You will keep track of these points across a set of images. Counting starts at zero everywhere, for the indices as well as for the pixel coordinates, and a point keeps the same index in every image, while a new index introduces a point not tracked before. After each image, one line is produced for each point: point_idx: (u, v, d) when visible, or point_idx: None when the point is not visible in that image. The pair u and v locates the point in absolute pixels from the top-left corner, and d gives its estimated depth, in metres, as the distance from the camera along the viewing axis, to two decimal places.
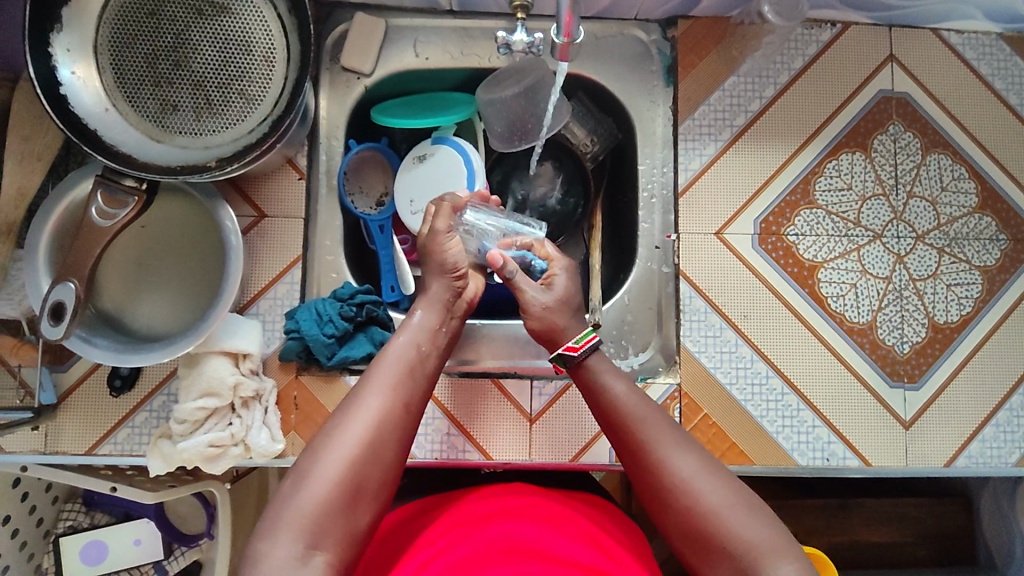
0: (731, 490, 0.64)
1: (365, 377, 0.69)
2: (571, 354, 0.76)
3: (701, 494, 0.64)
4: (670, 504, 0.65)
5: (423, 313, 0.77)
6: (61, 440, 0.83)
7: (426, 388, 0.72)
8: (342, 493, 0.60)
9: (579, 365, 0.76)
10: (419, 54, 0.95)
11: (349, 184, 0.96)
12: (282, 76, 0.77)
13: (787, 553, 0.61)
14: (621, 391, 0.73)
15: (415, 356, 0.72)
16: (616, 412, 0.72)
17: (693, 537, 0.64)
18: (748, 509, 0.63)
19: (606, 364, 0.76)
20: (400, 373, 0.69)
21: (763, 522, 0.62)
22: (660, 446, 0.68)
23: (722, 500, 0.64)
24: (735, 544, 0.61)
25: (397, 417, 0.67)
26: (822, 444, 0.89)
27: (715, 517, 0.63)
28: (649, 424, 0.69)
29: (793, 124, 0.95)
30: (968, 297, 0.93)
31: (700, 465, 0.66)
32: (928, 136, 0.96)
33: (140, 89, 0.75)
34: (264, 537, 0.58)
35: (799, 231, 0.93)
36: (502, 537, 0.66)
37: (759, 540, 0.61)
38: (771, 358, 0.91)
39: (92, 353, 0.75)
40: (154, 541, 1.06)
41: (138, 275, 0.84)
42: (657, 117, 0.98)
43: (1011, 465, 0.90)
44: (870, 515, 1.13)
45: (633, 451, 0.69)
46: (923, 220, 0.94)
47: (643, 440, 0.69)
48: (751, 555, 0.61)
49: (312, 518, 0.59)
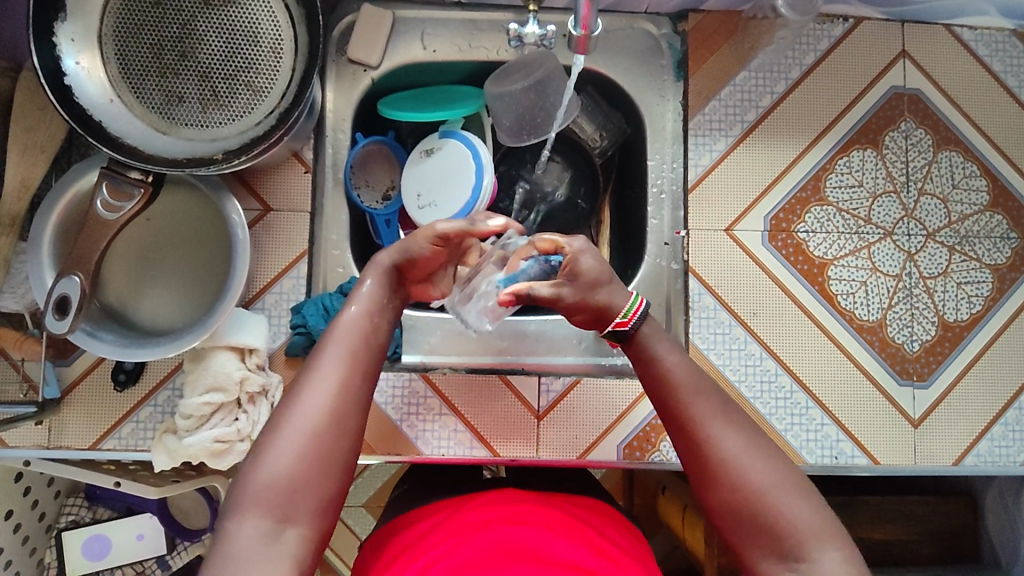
0: (779, 470, 0.61)
1: (319, 348, 0.64)
2: (622, 329, 0.69)
3: (748, 471, 0.60)
4: (715, 481, 0.61)
5: (375, 280, 0.71)
6: (64, 435, 0.83)
7: (380, 359, 0.67)
8: (306, 468, 0.57)
9: (635, 335, 0.69)
10: (426, 46, 0.94)
11: (355, 178, 0.96)
12: (290, 68, 0.76)
13: (834, 536, 0.58)
14: (667, 359, 0.68)
15: (369, 327, 0.67)
16: (661, 381, 0.67)
17: (736, 517, 0.60)
18: (796, 490, 0.60)
19: (657, 334, 0.70)
20: (352, 342, 0.64)
21: (811, 506, 0.59)
22: (707, 422, 0.64)
23: (771, 480, 0.60)
24: (781, 525, 0.58)
25: (356, 386, 0.62)
26: (830, 442, 0.89)
27: (761, 497, 0.59)
28: (696, 397, 0.65)
29: (804, 120, 0.94)
30: (977, 296, 0.93)
31: (748, 441, 0.62)
32: (940, 133, 0.95)
33: (145, 80, 0.74)
34: (232, 516, 0.55)
35: (809, 228, 0.92)
36: (501, 543, 0.66)
37: (806, 522, 0.58)
38: (780, 356, 0.90)
39: (95, 347, 0.74)
40: (157, 536, 1.05)
41: (143, 268, 0.83)
42: (667, 112, 0.97)
43: (1019, 464, 0.90)
44: (874, 513, 1.13)
45: (679, 423, 0.65)
46: (934, 218, 0.93)
47: (690, 412, 0.64)
48: (796, 537, 0.58)
49: (281, 494, 0.56)
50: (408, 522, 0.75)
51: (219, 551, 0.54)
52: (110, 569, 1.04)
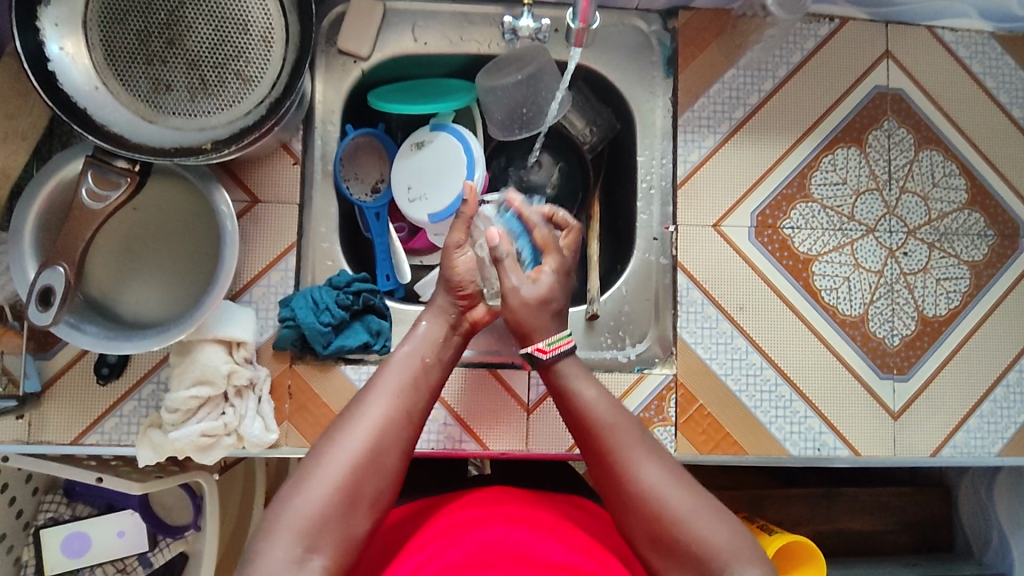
0: (698, 497, 0.64)
1: (368, 386, 0.67)
2: (540, 355, 0.75)
3: (668, 499, 0.63)
4: (634, 512, 0.64)
5: (429, 321, 0.76)
6: (45, 430, 0.81)
7: (430, 401, 0.70)
8: (340, 498, 0.59)
9: (549, 369, 0.75)
10: (417, 38, 0.93)
11: (345, 170, 0.95)
12: (280, 57, 0.75)
13: (751, 556, 0.61)
14: (587, 397, 0.71)
15: (420, 366, 0.70)
16: (582, 418, 0.71)
17: (658, 544, 0.63)
18: (714, 515, 0.63)
19: (577, 370, 0.75)
20: (404, 382, 0.68)
21: (728, 529, 0.62)
22: (627, 454, 0.67)
23: (690, 507, 0.63)
24: (701, 551, 0.61)
25: (400, 425, 0.65)
26: (813, 434, 0.91)
27: (683, 526, 0.62)
28: (617, 434, 0.68)
29: (790, 117, 0.96)
30: (956, 291, 0.95)
31: (667, 473, 0.65)
32: (921, 132, 0.97)
33: (131, 67, 0.72)
34: (263, 537, 0.57)
35: (794, 224, 0.94)
36: (489, 542, 0.66)
37: (723, 546, 0.61)
38: (766, 350, 0.91)
39: (79, 340, 0.72)
40: (138, 533, 1.03)
41: (128, 259, 0.82)
42: (657, 108, 0.97)
43: (994, 455, 0.93)
44: (854, 504, 1.16)
45: (599, 456, 0.68)
46: (914, 215, 0.96)
47: (609, 447, 0.68)
48: (717, 559, 0.60)
49: (312, 519, 0.57)
50: (396, 526, 0.75)
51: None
52: (89, 567, 1.02)
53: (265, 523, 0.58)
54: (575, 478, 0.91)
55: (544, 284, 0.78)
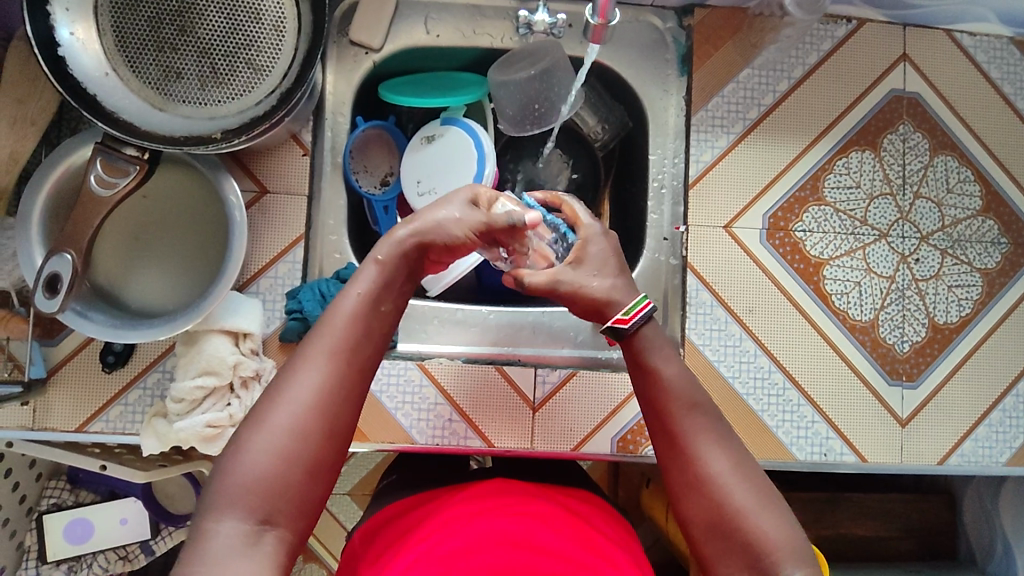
0: (759, 489, 0.60)
1: (314, 335, 0.60)
2: (622, 326, 0.68)
3: (730, 489, 0.60)
4: (692, 498, 0.61)
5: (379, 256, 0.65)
6: (50, 417, 0.81)
7: (378, 349, 0.63)
8: (289, 468, 0.54)
9: (634, 335, 0.69)
10: (430, 30, 0.92)
11: (354, 163, 0.95)
12: (292, 47, 0.74)
13: (804, 556, 0.57)
14: (666, 373, 0.67)
15: (374, 316, 0.62)
16: (654, 392, 0.67)
17: (715, 534, 0.59)
18: (771, 510, 0.59)
19: (657, 337, 0.69)
20: (351, 334, 0.60)
21: (784, 524, 0.58)
22: (695, 439, 0.63)
23: (751, 500, 0.59)
24: (757, 546, 0.57)
25: (345, 381, 0.59)
26: (820, 439, 0.90)
27: (742, 517, 0.58)
28: (687, 415, 0.64)
29: (804, 119, 0.95)
30: (967, 299, 0.94)
31: (733, 462, 0.62)
32: (937, 137, 0.96)
33: (142, 54, 0.72)
34: (209, 510, 0.53)
35: (807, 227, 0.93)
36: (488, 535, 0.65)
37: (777, 541, 0.57)
38: (774, 354, 0.91)
39: (85, 327, 0.72)
40: (141, 520, 1.03)
41: (135, 248, 0.81)
42: (670, 107, 0.96)
43: (1001, 464, 0.92)
44: (858, 509, 1.15)
45: (666, 435, 0.65)
46: (928, 221, 0.95)
47: (678, 426, 0.64)
48: (771, 556, 0.56)
49: (260, 492, 0.53)
50: (396, 517, 0.75)
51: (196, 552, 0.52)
52: (92, 553, 1.01)
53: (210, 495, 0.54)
54: (579, 478, 0.90)
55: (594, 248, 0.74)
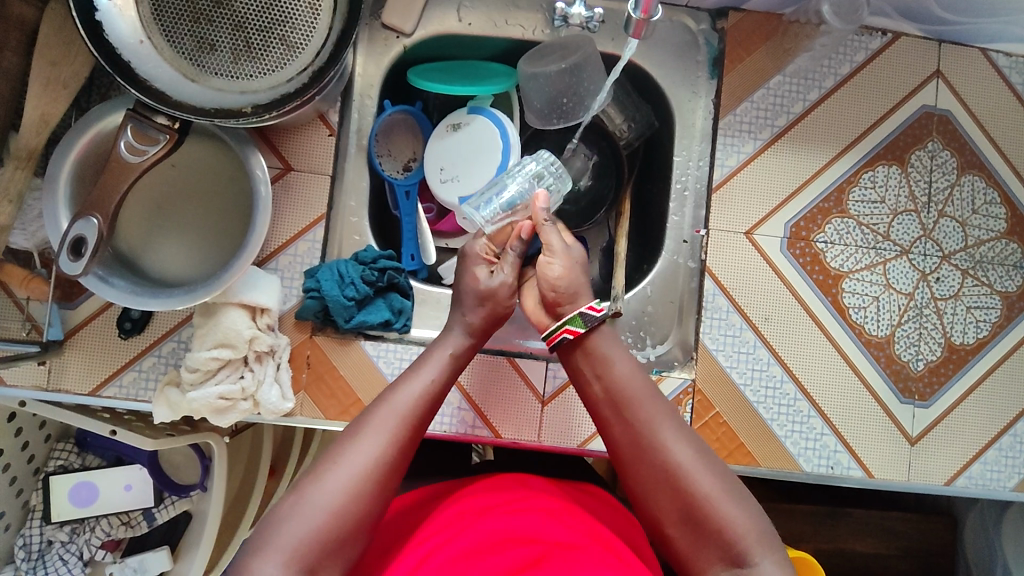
0: (727, 480, 0.66)
1: (378, 407, 0.68)
2: (594, 313, 0.75)
3: (696, 479, 0.65)
4: (660, 488, 0.66)
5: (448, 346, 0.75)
6: (64, 378, 0.81)
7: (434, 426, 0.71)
8: (338, 523, 0.60)
9: (594, 328, 0.75)
10: (462, 19, 0.92)
11: (378, 146, 0.95)
12: (327, 26, 0.75)
13: (773, 544, 0.63)
14: (620, 371, 0.73)
15: (432, 391, 0.71)
16: (609, 390, 0.72)
17: (685, 524, 0.65)
18: (739, 501, 0.65)
19: (610, 341, 0.76)
20: (411, 412, 0.68)
21: (752, 513, 0.65)
22: (658, 431, 0.69)
23: (719, 489, 0.65)
24: (728, 534, 0.63)
25: (403, 449, 0.66)
26: (828, 452, 0.90)
27: (712, 504, 0.64)
28: (644, 405, 0.70)
29: (832, 130, 0.94)
30: (985, 321, 0.93)
31: (695, 452, 0.68)
32: (965, 156, 0.95)
33: (177, 24, 0.71)
34: (254, 555, 0.58)
35: (828, 239, 0.93)
36: (501, 534, 0.65)
37: (748, 530, 0.63)
38: (787, 363, 0.90)
39: (106, 293, 0.73)
40: (145, 489, 1.04)
41: (158, 217, 0.82)
42: (698, 109, 0.96)
43: (1008, 489, 0.92)
44: (857, 525, 1.15)
45: (630, 433, 0.70)
46: (951, 240, 0.94)
47: (633, 419, 0.70)
48: (742, 544, 0.63)
49: (301, 546, 0.58)
50: (407, 508, 0.75)
51: None
52: (95, 517, 1.02)
53: (258, 541, 0.59)
54: (584, 475, 0.90)
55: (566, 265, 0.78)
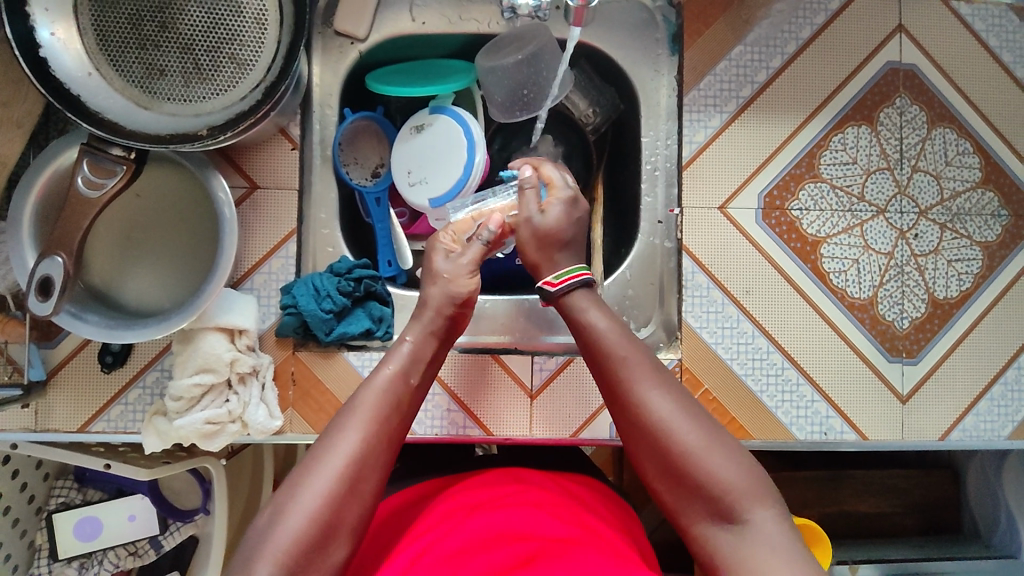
0: (710, 433, 0.65)
1: (348, 409, 0.66)
2: (549, 288, 0.76)
3: (679, 436, 0.64)
4: (645, 443, 0.66)
5: (413, 340, 0.74)
6: (51, 418, 0.81)
7: (407, 420, 0.70)
8: (317, 529, 0.59)
9: (554, 300, 0.76)
10: (415, 18, 0.91)
11: (344, 155, 0.93)
12: (275, 41, 0.74)
13: (764, 496, 0.62)
14: (598, 326, 0.72)
15: (402, 390, 0.70)
16: (589, 347, 0.72)
17: (673, 481, 0.64)
18: (725, 455, 0.63)
19: (587, 297, 0.75)
20: (379, 406, 0.67)
21: (739, 465, 0.63)
22: (638, 389, 0.67)
23: (701, 442, 0.64)
24: (715, 490, 0.62)
25: (378, 448, 0.65)
26: (820, 418, 0.90)
27: (694, 459, 0.63)
28: (626, 364, 0.68)
29: (798, 96, 0.93)
30: (968, 273, 0.93)
31: (677, 404, 0.66)
32: (934, 109, 0.94)
33: (124, 52, 0.71)
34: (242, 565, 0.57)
35: (803, 206, 0.92)
36: (492, 527, 0.66)
37: (734, 484, 0.61)
38: (772, 334, 0.90)
39: (81, 329, 0.72)
40: (149, 517, 1.04)
41: (128, 248, 0.81)
42: (662, 87, 0.96)
43: (1003, 438, 0.92)
44: (860, 486, 1.15)
45: (614, 393, 0.69)
46: (926, 195, 0.93)
47: (616, 377, 0.69)
48: (730, 499, 0.61)
49: (287, 553, 0.57)
50: (400, 512, 0.75)
51: None
52: (101, 550, 1.03)
53: (246, 552, 0.58)
54: (580, 463, 0.91)
55: (554, 217, 0.79)
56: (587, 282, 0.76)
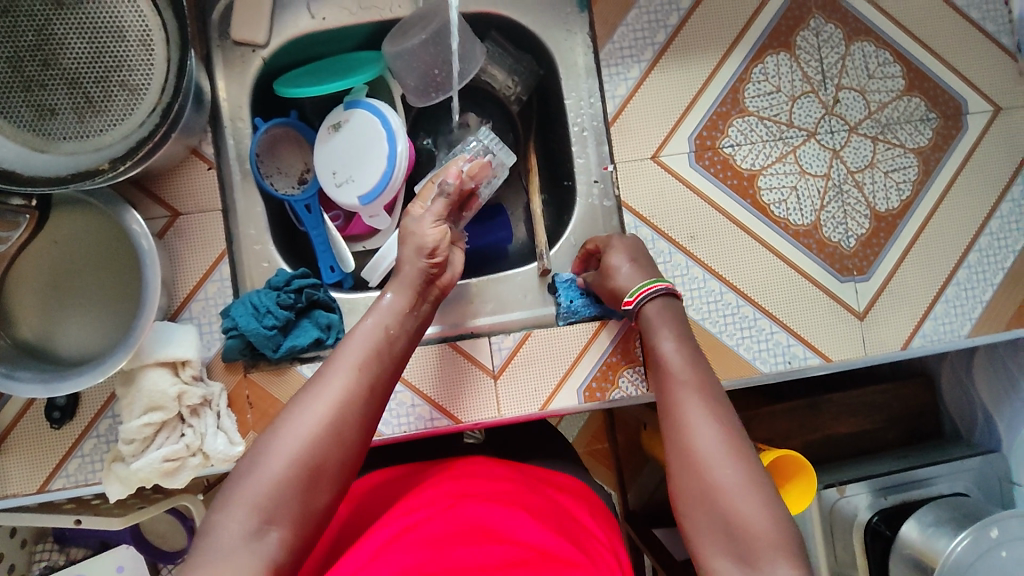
0: (750, 472, 0.60)
1: (333, 356, 0.65)
2: (628, 307, 0.78)
3: (718, 469, 0.60)
4: (677, 467, 0.63)
5: (395, 293, 0.73)
6: (8, 484, 0.79)
7: (394, 372, 0.67)
8: (299, 476, 0.57)
9: (637, 315, 0.77)
10: (314, 15, 0.89)
11: (265, 166, 0.91)
12: (164, 59, 0.71)
13: (789, 551, 0.57)
14: (669, 351, 0.71)
15: (383, 338, 0.68)
16: (661, 371, 0.71)
17: (695, 510, 0.60)
18: (760, 497, 0.59)
19: (663, 315, 0.75)
20: (365, 356, 0.65)
21: (769, 512, 0.58)
22: (689, 412, 0.65)
23: (736, 480, 0.60)
24: (737, 529, 0.58)
25: (363, 397, 0.62)
26: (782, 348, 0.90)
27: (723, 495, 0.59)
28: (683, 385, 0.67)
29: (713, 32, 0.92)
30: (906, 182, 0.93)
31: (724, 436, 0.63)
32: (849, 24, 0.94)
33: (9, 96, 0.67)
34: (219, 508, 0.55)
35: (733, 142, 0.92)
36: (477, 518, 0.64)
37: (761, 529, 0.57)
38: (723, 275, 0.90)
39: (17, 388, 0.70)
40: (138, 565, 1.01)
41: (54, 299, 0.79)
42: (577, 47, 0.94)
43: (963, 337, 0.92)
44: (840, 408, 1.16)
45: (666, 412, 0.67)
46: (854, 111, 0.93)
47: (672, 396, 0.67)
48: (752, 543, 0.57)
49: (266, 495, 0.55)
50: (375, 500, 0.74)
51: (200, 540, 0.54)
52: None
53: (223, 496, 0.56)
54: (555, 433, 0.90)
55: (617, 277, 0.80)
56: (664, 291, 0.77)
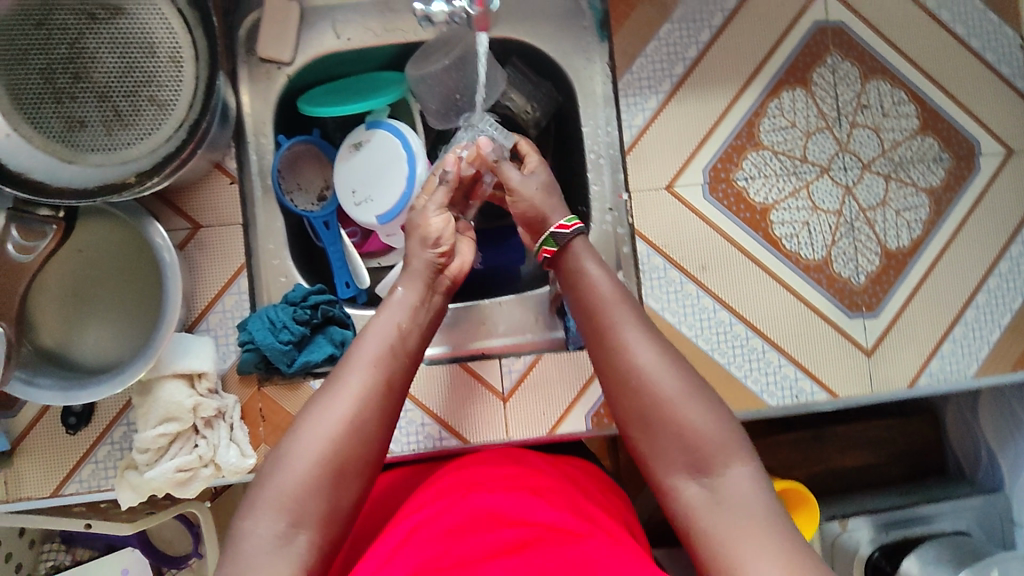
0: (689, 383, 0.65)
1: (349, 356, 0.66)
2: (562, 232, 0.75)
3: (661, 384, 0.64)
4: (621, 391, 0.66)
5: (406, 287, 0.73)
6: (22, 487, 0.80)
7: (408, 369, 0.68)
8: (323, 478, 0.58)
9: (566, 247, 0.75)
10: (340, 35, 0.90)
11: (286, 182, 0.93)
12: (193, 76, 0.73)
13: (740, 453, 0.63)
14: (597, 274, 0.72)
15: (394, 334, 0.68)
16: (586, 297, 0.71)
17: (644, 427, 0.65)
18: (705, 407, 0.64)
19: (589, 250, 0.75)
20: (379, 354, 0.66)
21: (715, 417, 0.64)
22: (623, 332, 0.67)
23: (679, 389, 0.64)
24: (690, 439, 0.62)
25: (379, 395, 0.64)
26: (790, 381, 0.91)
27: (670, 409, 0.64)
28: (614, 308, 0.69)
29: (731, 66, 0.93)
30: (917, 221, 0.94)
31: (659, 353, 0.66)
32: (866, 63, 0.95)
33: (41, 107, 0.68)
34: (247, 514, 0.57)
35: (747, 175, 0.93)
36: (488, 505, 0.64)
37: (714, 439, 0.62)
38: (733, 306, 0.91)
39: (37, 396, 0.71)
40: (142, 568, 1.01)
41: (76, 305, 0.81)
42: (595, 75, 0.96)
43: (969, 377, 0.93)
44: (842, 443, 1.18)
45: (600, 339, 0.69)
46: (868, 149, 0.94)
47: (605, 324, 0.69)
48: (705, 451, 0.62)
49: (293, 499, 0.57)
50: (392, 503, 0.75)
51: (232, 551, 0.56)
52: None
53: (249, 501, 0.58)
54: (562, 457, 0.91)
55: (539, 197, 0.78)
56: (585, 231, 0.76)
